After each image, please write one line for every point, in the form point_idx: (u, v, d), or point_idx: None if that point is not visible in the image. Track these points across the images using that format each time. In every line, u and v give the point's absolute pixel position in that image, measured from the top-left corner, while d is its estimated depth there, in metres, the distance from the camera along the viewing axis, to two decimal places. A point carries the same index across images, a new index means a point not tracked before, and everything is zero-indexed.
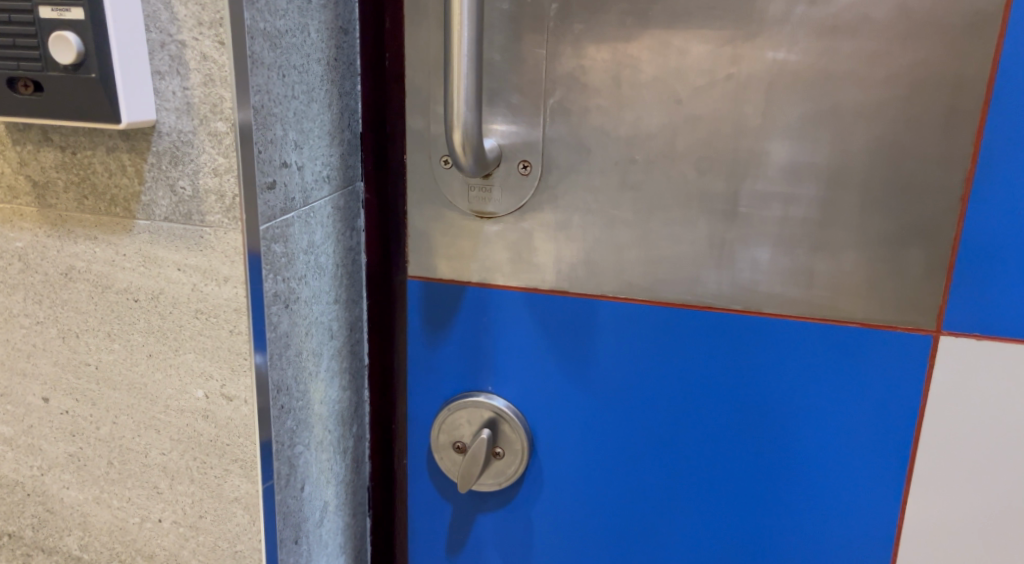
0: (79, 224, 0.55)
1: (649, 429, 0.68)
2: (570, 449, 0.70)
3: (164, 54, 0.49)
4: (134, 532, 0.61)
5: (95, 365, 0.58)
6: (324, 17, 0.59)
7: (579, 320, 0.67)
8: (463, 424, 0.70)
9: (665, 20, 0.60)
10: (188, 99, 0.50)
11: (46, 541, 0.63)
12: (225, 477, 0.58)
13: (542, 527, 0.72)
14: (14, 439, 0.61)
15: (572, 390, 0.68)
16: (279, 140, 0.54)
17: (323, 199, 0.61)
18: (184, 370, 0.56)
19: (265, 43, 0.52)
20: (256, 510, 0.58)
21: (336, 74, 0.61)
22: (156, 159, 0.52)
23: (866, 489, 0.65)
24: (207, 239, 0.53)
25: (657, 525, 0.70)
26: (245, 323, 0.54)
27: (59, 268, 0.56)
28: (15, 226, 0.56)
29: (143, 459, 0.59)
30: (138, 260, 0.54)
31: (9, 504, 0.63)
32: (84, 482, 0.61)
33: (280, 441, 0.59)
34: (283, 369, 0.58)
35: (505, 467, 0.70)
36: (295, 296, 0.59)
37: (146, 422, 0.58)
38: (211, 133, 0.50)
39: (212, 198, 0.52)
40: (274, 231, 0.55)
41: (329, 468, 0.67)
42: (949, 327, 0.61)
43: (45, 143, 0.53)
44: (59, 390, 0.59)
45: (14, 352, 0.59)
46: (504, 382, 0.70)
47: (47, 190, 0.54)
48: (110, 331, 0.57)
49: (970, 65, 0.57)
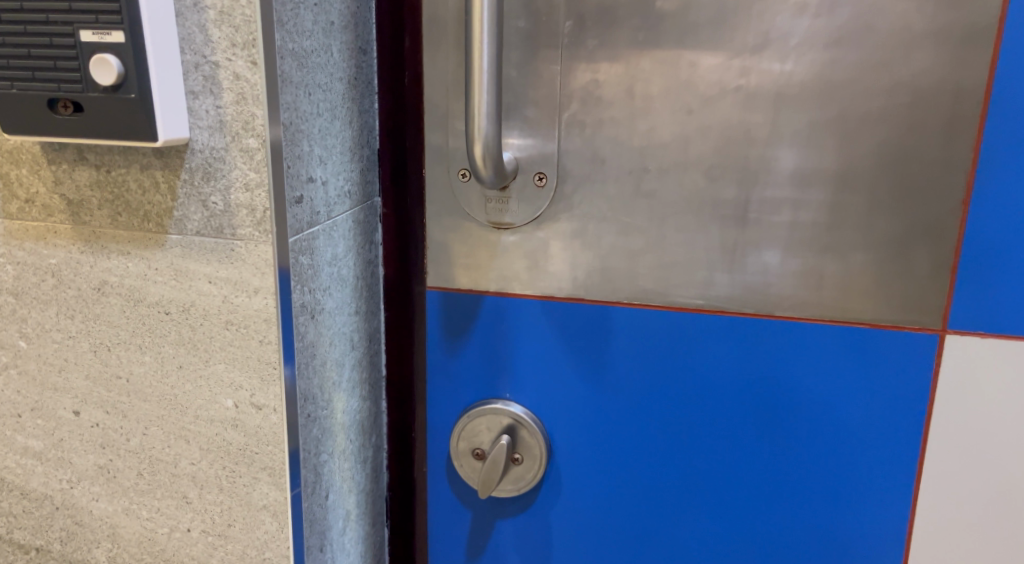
0: (112, 240, 0.56)
1: (664, 432, 0.70)
2: (587, 453, 0.72)
3: (198, 74, 0.51)
4: (163, 542, 0.62)
5: (127, 377, 0.59)
6: (346, 38, 0.61)
7: (595, 327, 0.69)
8: (483, 430, 0.72)
9: (675, 35, 0.62)
10: (220, 117, 0.52)
11: (74, 554, 0.64)
12: (254, 485, 0.59)
13: (560, 531, 0.74)
14: (44, 453, 0.62)
15: (587, 395, 0.70)
16: (306, 155, 0.56)
17: (345, 213, 0.63)
18: (214, 381, 0.58)
19: (294, 62, 0.54)
20: (284, 518, 0.59)
21: (356, 91, 0.63)
22: (188, 175, 0.53)
23: (876, 486, 0.67)
24: (238, 251, 0.54)
25: (670, 526, 0.72)
26: (275, 333, 0.56)
27: (92, 283, 0.58)
28: (49, 244, 0.57)
29: (173, 469, 0.60)
30: (170, 274, 0.56)
31: (37, 518, 0.64)
32: (113, 494, 0.62)
33: (307, 449, 0.60)
34: (310, 377, 0.60)
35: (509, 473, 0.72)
36: (320, 307, 0.61)
37: (176, 433, 0.60)
38: (243, 149, 0.52)
39: (243, 212, 0.53)
40: (301, 243, 0.57)
41: (350, 477, 0.68)
42: (954, 326, 0.63)
43: (80, 162, 0.55)
44: (90, 403, 0.60)
45: (45, 367, 0.60)
46: (522, 388, 0.71)
47: (81, 208, 0.56)
48: (141, 343, 0.58)
49: (968, 74, 0.59)
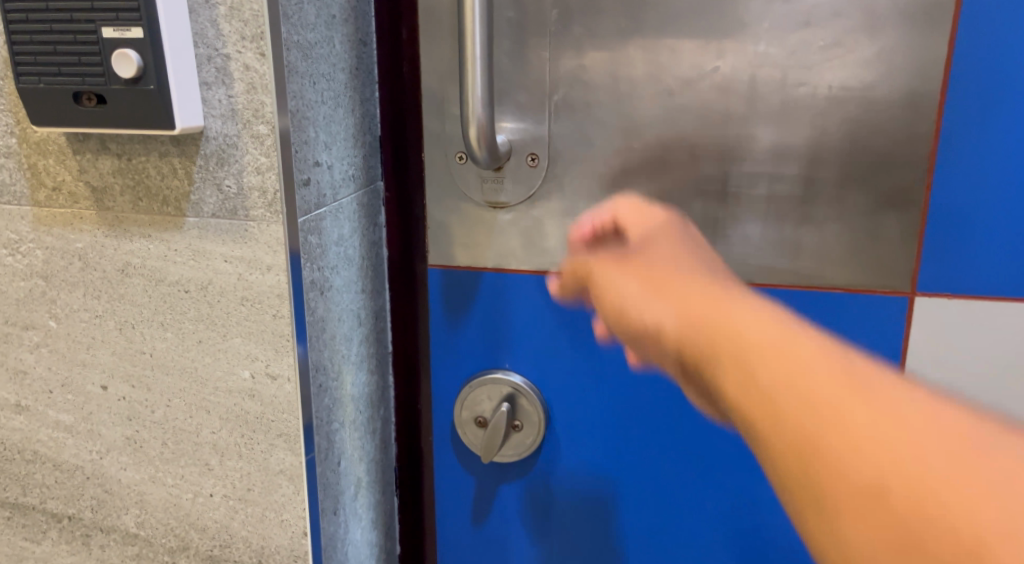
0: (134, 223, 0.60)
1: (653, 400, 0.74)
2: (582, 420, 0.76)
3: (211, 67, 0.55)
4: (187, 507, 0.67)
5: (150, 353, 0.63)
6: (347, 31, 0.65)
7: (586, 300, 0.72)
8: (484, 400, 0.76)
9: (655, 21, 0.66)
10: (232, 106, 0.56)
11: (105, 520, 0.69)
12: (271, 452, 0.64)
13: (559, 495, 0.78)
14: (74, 426, 0.67)
15: (581, 365, 0.74)
16: (312, 141, 0.60)
17: (349, 196, 0.67)
18: (232, 354, 0.62)
19: (299, 54, 0.58)
20: (300, 481, 0.64)
21: (357, 81, 0.67)
22: (204, 161, 0.58)
23: None
24: (251, 231, 0.59)
25: (662, 488, 0.76)
26: (288, 307, 0.60)
27: (116, 264, 0.62)
28: (76, 229, 0.62)
29: (195, 438, 0.65)
30: (188, 254, 0.60)
31: (69, 488, 0.68)
32: (140, 463, 0.67)
33: (319, 417, 0.64)
34: (320, 349, 0.64)
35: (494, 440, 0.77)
36: (328, 284, 0.65)
37: (197, 403, 0.64)
38: (254, 135, 0.56)
39: (255, 194, 0.57)
40: (310, 224, 0.61)
41: (360, 446, 0.72)
42: (924, 289, 0.67)
43: (103, 151, 0.59)
44: (117, 377, 0.65)
45: (74, 345, 0.65)
46: (520, 360, 0.75)
47: (105, 194, 0.60)
48: (163, 321, 0.62)
49: (930, 50, 0.63)
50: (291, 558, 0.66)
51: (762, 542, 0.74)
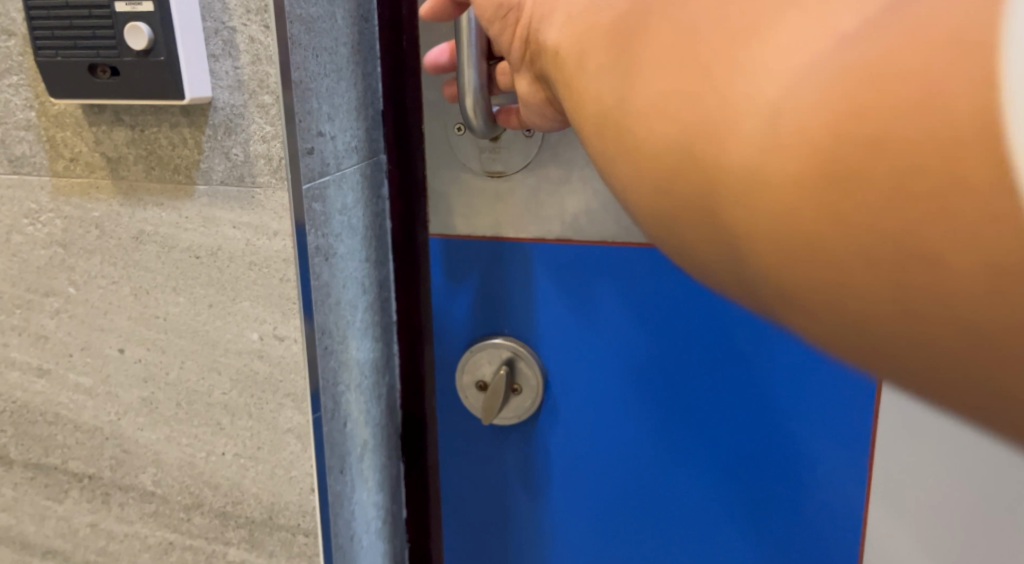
0: (147, 192, 0.63)
1: (644, 363, 0.76)
2: (577, 383, 0.78)
3: (218, 40, 0.58)
4: (201, 465, 0.70)
5: (164, 317, 0.67)
6: (348, 7, 0.67)
7: (580, 266, 0.75)
8: (485, 364, 0.78)
9: None
10: (239, 77, 0.59)
11: (124, 479, 0.72)
12: (279, 411, 0.66)
13: (556, 458, 0.81)
14: (93, 389, 0.70)
15: (576, 330, 0.77)
16: (315, 112, 0.63)
17: (353, 167, 0.70)
18: (241, 317, 0.65)
19: (302, 27, 0.60)
20: (307, 439, 0.67)
21: (359, 56, 0.70)
22: (213, 131, 0.60)
23: (841, 407, 0.72)
24: (258, 198, 0.61)
25: (652, 449, 0.78)
26: (294, 271, 0.62)
27: (131, 232, 0.65)
28: (92, 198, 0.65)
29: (207, 398, 0.68)
30: (199, 221, 0.63)
31: (89, 448, 0.72)
32: (156, 423, 0.70)
33: (326, 378, 0.67)
34: (326, 314, 0.67)
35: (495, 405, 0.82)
36: (333, 251, 0.67)
37: (209, 365, 0.67)
38: (259, 105, 0.59)
39: (261, 161, 0.60)
40: (314, 191, 0.63)
41: (365, 409, 0.75)
42: None
43: (117, 123, 0.62)
44: (133, 341, 0.68)
45: (92, 310, 0.68)
46: (519, 325, 0.78)
47: (119, 164, 0.63)
48: (176, 286, 0.65)
49: None
50: (299, 514, 0.68)
51: (747, 506, 0.77)
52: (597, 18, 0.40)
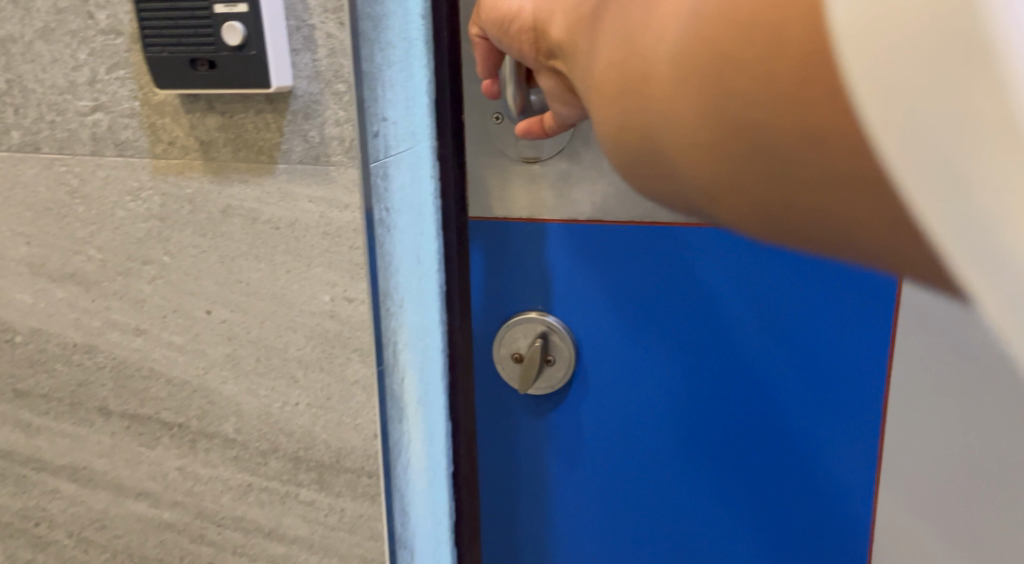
0: (235, 171, 0.72)
1: (675, 342, 0.92)
2: (617, 357, 0.94)
3: (299, 36, 0.67)
4: (277, 414, 0.79)
5: (247, 281, 0.76)
6: (409, 4, 0.76)
7: (621, 256, 0.90)
8: (521, 337, 0.95)
9: None
10: (316, 68, 0.67)
11: (209, 427, 0.81)
12: (347, 364, 0.75)
13: (594, 418, 0.97)
14: (184, 346, 0.79)
15: (614, 309, 0.92)
16: (381, 98, 0.72)
17: (410, 148, 0.78)
18: (315, 281, 0.74)
19: (371, 23, 0.69)
20: (372, 389, 0.75)
21: (417, 48, 0.78)
22: (293, 116, 0.69)
23: (845, 387, 0.89)
24: (331, 174, 0.70)
25: (683, 418, 0.94)
26: (362, 240, 0.71)
27: (219, 206, 0.74)
28: (186, 177, 0.74)
29: (284, 354, 0.77)
30: (279, 196, 0.72)
31: (179, 399, 0.81)
32: (238, 377, 0.79)
33: (387, 337, 0.76)
34: (388, 278, 0.75)
35: (528, 372, 0.92)
36: (394, 223, 0.76)
37: (286, 324, 0.76)
38: (334, 93, 0.67)
39: (335, 142, 0.69)
40: (379, 169, 0.72)
41: (420, 367, 0.84)
42: None
43: (209, 110, 0.71)
44: (219, 303, 0.77)
45: (184, 276, 0.77)
46: (564, 301, 0.93)
47: (211, 147, 0.72)
48: (258, 254, 0.74)
49: None
50: (364, 457, 0.77)
51: (764, 468, 0.93)
52: (585, 12, 0.51)
